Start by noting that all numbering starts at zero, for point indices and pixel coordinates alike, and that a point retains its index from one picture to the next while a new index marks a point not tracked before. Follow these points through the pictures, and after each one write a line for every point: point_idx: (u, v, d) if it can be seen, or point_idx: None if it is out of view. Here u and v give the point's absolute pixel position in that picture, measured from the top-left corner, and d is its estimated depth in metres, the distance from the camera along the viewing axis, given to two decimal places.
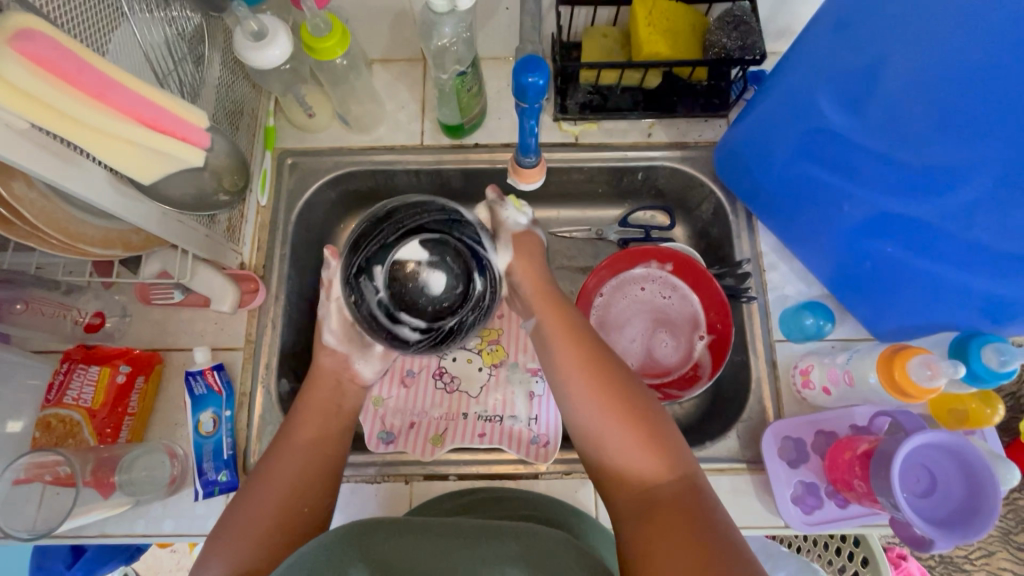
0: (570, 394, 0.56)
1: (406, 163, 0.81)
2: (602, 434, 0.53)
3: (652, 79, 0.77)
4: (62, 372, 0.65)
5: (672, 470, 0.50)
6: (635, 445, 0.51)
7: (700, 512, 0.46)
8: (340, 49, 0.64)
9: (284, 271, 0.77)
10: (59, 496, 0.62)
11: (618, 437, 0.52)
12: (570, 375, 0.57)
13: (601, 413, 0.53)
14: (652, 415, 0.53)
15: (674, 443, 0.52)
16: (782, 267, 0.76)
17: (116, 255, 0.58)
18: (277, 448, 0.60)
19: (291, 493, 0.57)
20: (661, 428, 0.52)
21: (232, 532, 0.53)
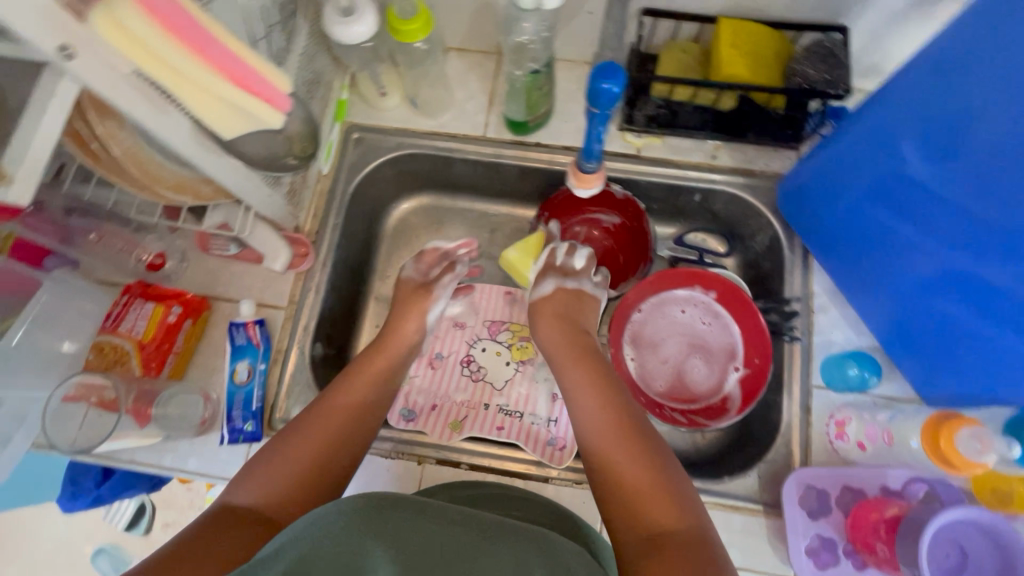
0: (590, 424, 0.59)
1: (467, 152, 0.83)
2: (618, 470, 0.54)
3: (725, 101, 0.75)
4: (121, 303, 0.69)
5: (677, 509, 0.50)
6: (645, 484, 0.52)
7: (701, 554, 0.46)
8: (421, 34, 0.65)
9: (334, 240, 0.80)
10: (101, 418, 0.66)
11: (631, 471, 0.54)
12: (597, 414, 0.60)
13: (622, 450, 0.56)
14: (666, 464, 0.54)
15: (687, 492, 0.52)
16: (832, 311, 0.73)
17: (185, 203, 0.61)
18: (283, 438, 0.58)
19: (300, 476, 0.55)
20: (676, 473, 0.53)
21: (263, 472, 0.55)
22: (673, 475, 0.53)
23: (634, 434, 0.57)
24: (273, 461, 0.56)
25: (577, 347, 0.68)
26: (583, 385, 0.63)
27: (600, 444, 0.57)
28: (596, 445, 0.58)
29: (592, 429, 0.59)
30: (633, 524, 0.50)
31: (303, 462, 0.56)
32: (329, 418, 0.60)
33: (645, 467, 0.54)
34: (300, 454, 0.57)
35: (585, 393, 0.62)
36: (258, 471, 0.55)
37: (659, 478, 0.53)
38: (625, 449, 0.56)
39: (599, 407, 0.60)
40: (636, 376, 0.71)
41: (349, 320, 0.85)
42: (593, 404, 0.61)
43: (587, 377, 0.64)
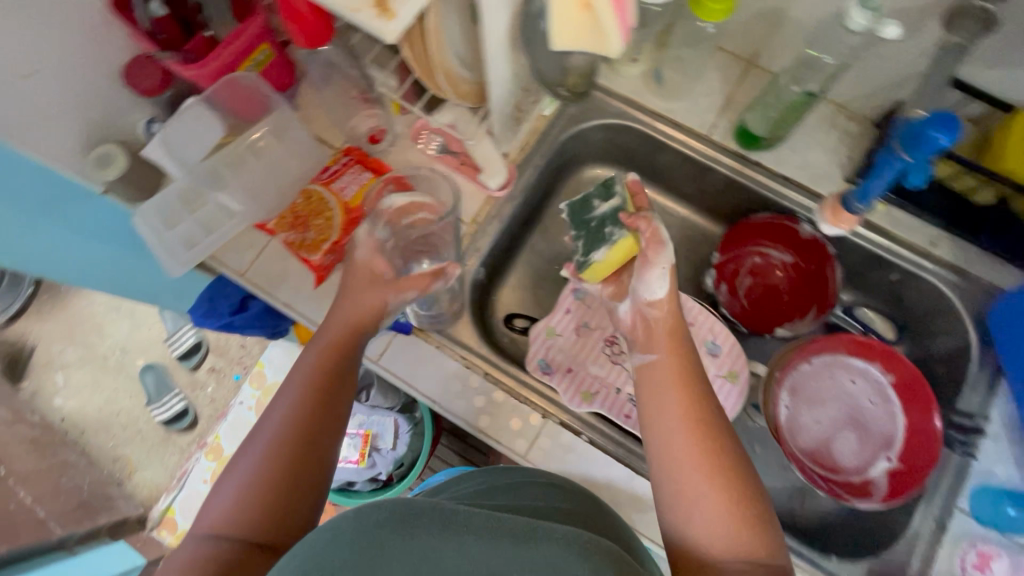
0: (671, 419, 0.56)
1: (684, 146, 0.82)
2: (683, 474, 0.53)
3: (983, 195, 0.71)
4: (340, 163, 0.72)
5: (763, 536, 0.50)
6: (728, 506, 0.51)
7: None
8: (721, 16, 0.64)
9: (530, 180, 0.81)
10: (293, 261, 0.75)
11: (709, 501, 0.51)
12: (680, 420, 0.56)
13: (701, 471, 0.52)
14: (747, 479, 0.53)
15: (764, 513, 0.52)
16: (1002, 443, 0.69)
17: (445, 92, 0.64)
18: (286, 391, 0.58)
19: (316, 435, 0.55)
20: (754, 489, 0.52)
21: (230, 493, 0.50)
22: (756, 499, 0.52)
23: (721, 453, 0.53)
24: (272, 435, 0.54)
25: (677, 347, 0.63)
26: (679, 386, 0.59)
27: (677, 451, 0.54)
28: (670, 438, 0.55)
29: (666, 428, 0.56)
30: (700, 530, 0.51)
31: (303, 423, 0.55)
32: (299, 398, 0.57)
33: (716, 478, 0.52)
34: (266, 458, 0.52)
35: (671, 404, 0.57)
36: (241, 469, 0.52)
37: (734, 497, 0.51)
38: (699, 460, 0.53)
39: (682, 413, 0.56)
40: (784, 423, 0.70)
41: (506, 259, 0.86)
42: (676, 398, 0.57)
43: (674, 369, 0.60)
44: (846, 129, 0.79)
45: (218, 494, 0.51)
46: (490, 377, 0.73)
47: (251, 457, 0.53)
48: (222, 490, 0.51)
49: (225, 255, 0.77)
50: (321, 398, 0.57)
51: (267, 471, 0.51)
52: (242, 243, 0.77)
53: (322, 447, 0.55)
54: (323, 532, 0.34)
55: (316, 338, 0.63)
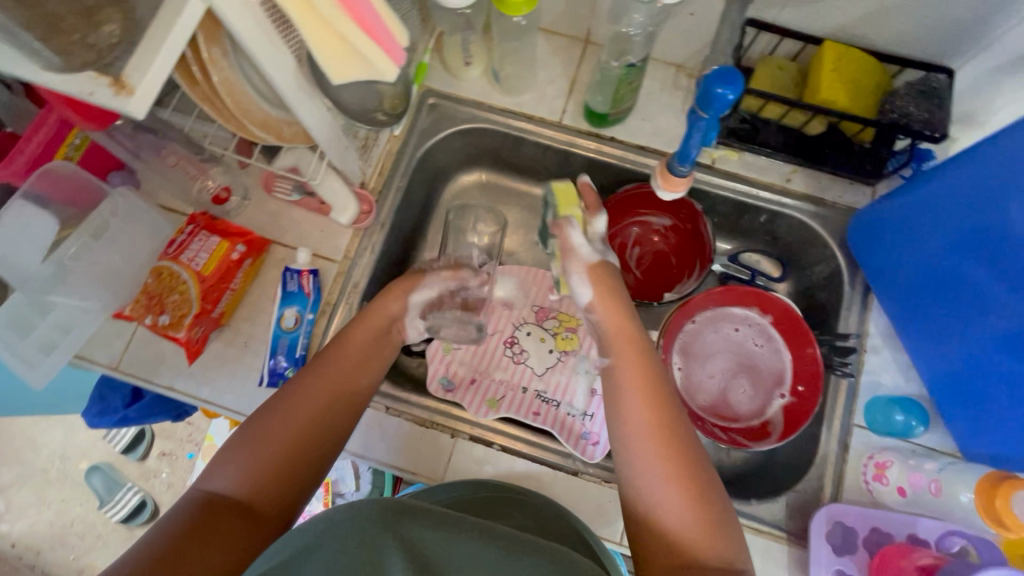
0: (630, 415, 0.56)
1: (540, 136, 0.82)
2: (652, 485, 0.51)
3: (814, 126, 0.74)
4: (186, 233, 0.70)
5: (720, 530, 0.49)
6: (688, 492, 0.50)
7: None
8: (525, 8, 0.65)
9: (396, 203, 0.79)
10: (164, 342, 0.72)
11: (667, 494, 0.50)
12: (643, 433, 0.54)
13: (661, 459, 0.52)
14: (707, 469, 0.52)
15: (729, 516, 0.51)
16: (884, 353, 0.72)
17: (267, 141, 0.61)
18: (302, 385, 0.58)
19: (317, 438, 0.56)
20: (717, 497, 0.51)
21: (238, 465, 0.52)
22: (705, 484, 0.51)
23: (689, 463, 0.51)
24: (284, 420, 0.55)
25: (635, 348, 0.61)
26: (637, 389, 0.57)
27: (638, 439, 0.54)
28: (634, 450, 0.53)
29: (626, 423, 0.55)
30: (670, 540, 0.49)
31: (309, 421, 0.56)
32: (315, 392, 0.58)
33: (683, 486, 0.50)
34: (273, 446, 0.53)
35: (631, 395, 0.57)
36: (245, 443, 0.53)
37: (696, 486, 0.50)
38: (666, 470, 0.51)
39: (643, 407, 0.55)
40: (681, 385, 0.72)
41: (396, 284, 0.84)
42: (639, 406, 0.55)
43: (635, 374, 0.58)
44: (687, 88, 0.81)
45: (229, 456, 0.53)
46: (392, 410, 0.71)
47: (260, 438, 0.54)
48: (227, 457, 0.53)
49: (92, 351, 0.72)
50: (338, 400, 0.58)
51: (266, 454, 0.53)
52: (108, 334, 0.73)
53: (319, 449, 0.55)
54: (321, 530, 0.43)
55: (350, 332, 0.64)
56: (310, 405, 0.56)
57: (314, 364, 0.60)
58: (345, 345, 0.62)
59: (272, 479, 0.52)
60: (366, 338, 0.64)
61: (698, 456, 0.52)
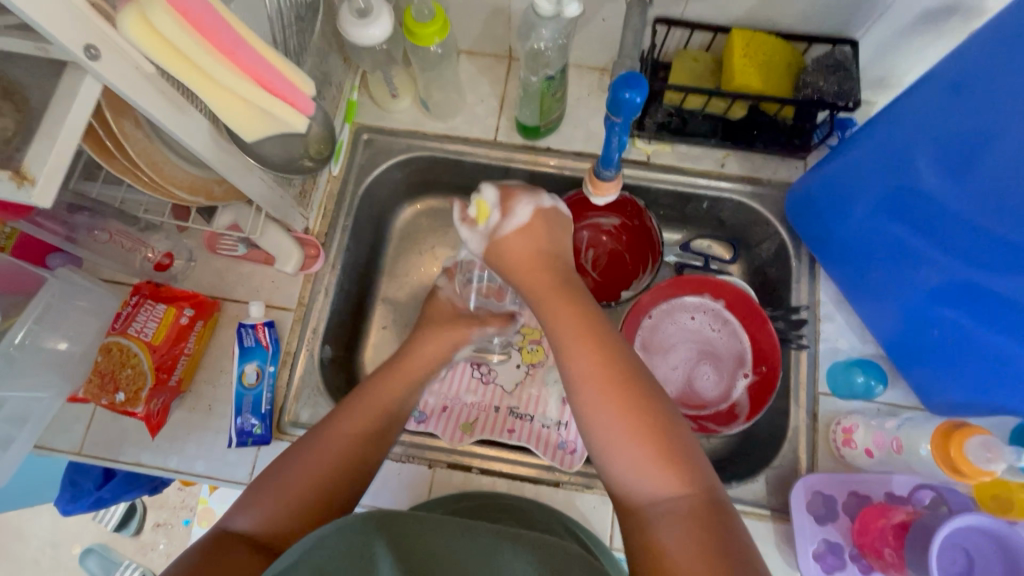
0: (580, 375, 0.52)
1: (478, 156, 0.83)
2: (614, 433, 0.49)
3: (737, 111, 0.76)
4: (130, 305, 0.68)
5: (687, 479, 0.46)
6: (649, 445, 0.47)
7: (716, 527, 0.44)
8: (438, 37, 0.66)
9: (344, 242, 0.79)
10: (124, 417, 0.71)
11: (630, 449, 0.48)
12: (595, 383, 0.51)
13: (617, 417, 0.49)
14: (669, 416, 0.49)
15: (698, 454, 0.48)
16: (838, 319, 0.74)
17: (198, 202, 0.61)
18: (329, 424, 0.58)
19: (341, 469, 0.55)
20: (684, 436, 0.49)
21: (270, 490, 0.52)
22: (667, 434, 0.48)
23: (646, 404, 0.49)
24: (307, 458, 0.55)
25: (562, 295, 0.58)
26: (579, 338, 0.53)
27: (588, 391, 0.51)
28: (590, 402, 0.50)
29: (580, 378, 0.52)
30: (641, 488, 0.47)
31: (335, 459, 0.55)
32: (354, 422, 0.58)
33: (647, 425, 0.48)
34: (296, 475, 0.53)
35: (580, 354, 0.53)
36: (271, 482, 0.53)
37: (659, 445, 0.48)
38: (626, 415, 0.49)
39: (591, 362, 0.52)
40: None
41: (357, 322, 0.84)
42: (585, 357, 0.52)
43: (578, 324, 0.55)
44: None
45: (262, 489, 0.52)
46: None
47: (294, 468, 0.54)
48: (259, 491, 0.52)
49: (53, 439, 0.71)
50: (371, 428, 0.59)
51: (292, 488, 0.52)
52: (67, 419, 0.72)
53: (350, 483, 0.55)
54: (318, 538, 0.44)
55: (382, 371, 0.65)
56: (340, 439, 0.57)
57: (342, 407, 0.60)
58: (377, 386, 0.63)
59: (295, 514, 0.52)
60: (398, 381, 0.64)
61: (656, 395, 0.50)
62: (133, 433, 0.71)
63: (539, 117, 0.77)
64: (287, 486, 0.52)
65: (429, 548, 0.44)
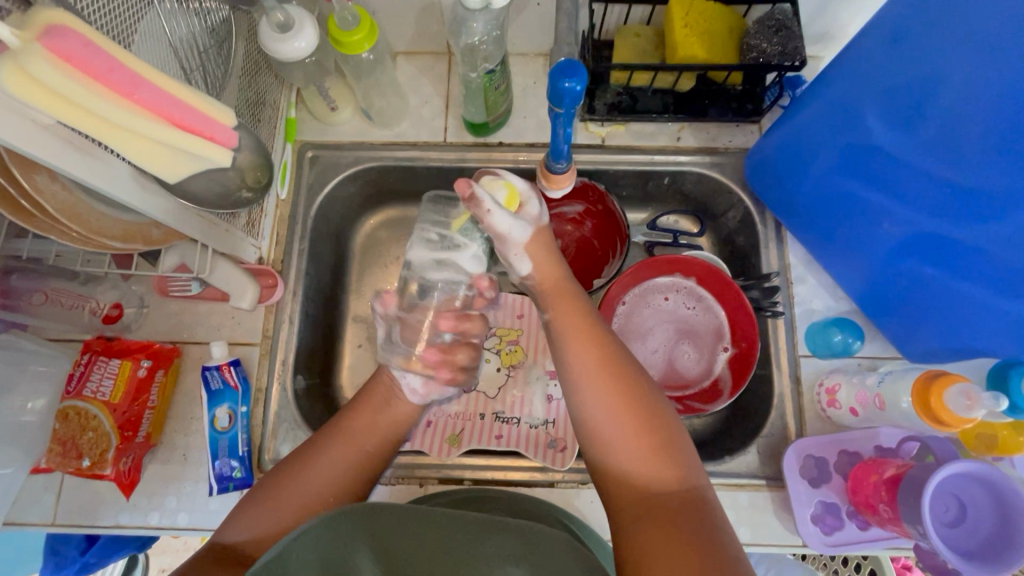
0: (577, 373, 0.53)
1: (429, 159, 0.80)
2: (608, 432, 0.50)
3: (685, 83, 0.75)
4: (82, 364, 0.65)
5: (672, 473, 0.48)
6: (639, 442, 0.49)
7: (700, 519, 0.45)
8: (367, 43, 0.62)
9: (302, 267, 0.76)
10: (96, 480, 0.67)
11: (620, 443, 0.49)
12: (592, 385, 0.51)
13: (611, 410, 0.50)
14: (661, 411, 0.50)
15: (684, 447, 0.50)
16: (809, 280, 0.74)
17: (137, 249, 0.57)
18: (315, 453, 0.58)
19: (324, 493, 0.56)
20: (677, 432, 0.50)
21: (261, 499, 0.55)
22: (654, 426, 0.49)
23: (637, 401, 0.50)
24: (302, 480, 0.56)
25: (562, 292, 0.58)
26: (575, 340, 0.54)
27: (583, 386, 0.52)
28: (586, 401, 0.52)
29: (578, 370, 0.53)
30: (631, 479, 0.49)
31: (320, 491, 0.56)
32: (342, 445, 0.59)
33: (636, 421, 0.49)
34: (290, 492, 0.55)
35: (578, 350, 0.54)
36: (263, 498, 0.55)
37: (650, 440, 0.49)
38: (619, 412, 0.50)
39: (585, 358, 0.53)
40: None
41: (329, 346, 0.82)
42: (580, 350, 0.53)
43: (574, 323, 0.55)
44: None
45: (252, 502, 0.55)
46: None
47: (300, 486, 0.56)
48: (250, 505, 0.54)
49: (21, 514, 0.67)
50: (364, 454, 0.60)
51: (286, 506, 0.54)
52: (34, 490, 0.68)
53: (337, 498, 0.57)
54: (296, 536, 0.44)
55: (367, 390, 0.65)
56: (335, 458, 0.58)
57: (334, 429, 0.60)
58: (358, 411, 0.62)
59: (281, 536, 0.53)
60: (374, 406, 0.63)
61: (646, 389, 0.51)
62: (107, 496, 0.68)
63: (486, 113, 0.75)
64: (284, 501, 0.55)
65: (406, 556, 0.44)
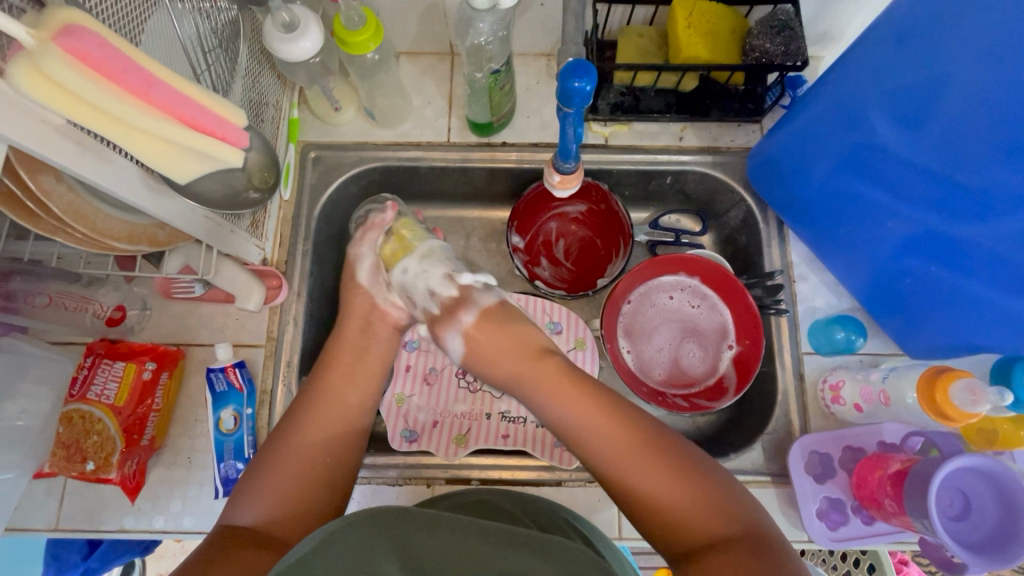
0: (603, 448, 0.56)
1: (433, 160, 0.80)
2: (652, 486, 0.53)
3: (687, 82, 0.75)
4: (86, 367, 0.65)
5: (720, 509, 0.51)
6: (679, 485, 0.53)
7: (764, 545, 0.48)
8: (373, 43, 0.62)
9: (306, 268, 0.76)
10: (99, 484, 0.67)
11: (665, 486, 0.53)
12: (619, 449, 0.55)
13: (644, 464, 0.54)
14: (685, 452, 0.55)
15: (718, 479, 0.54)
16: (812, 278, 0.75)
17: (142, 250, 0.57)
18: (293, 440, 0.61)
19: (314, 470, 0.59)
20: (707, 473, 0.54)
21: (264, 481, 0.57)
22: (684, 464, 0.54)
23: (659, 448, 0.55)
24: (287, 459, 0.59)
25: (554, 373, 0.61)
26: (573, 404, 0.58)
27: (614, 451, 0.55)
28: (626, 474, 0.54)
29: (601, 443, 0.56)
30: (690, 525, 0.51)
31: (315, 457, 0.60)
32: (323, 424, 0.63)
33: (687, 486, 0.53)
34: (289, 475, 0.58)
35: (587, 420, 0.57)
36: (264, 480, 0.58)
37: (690, 480, 0.53)
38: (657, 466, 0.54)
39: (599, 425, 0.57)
40: (635, 367, 0.74)
41: None
42: (589, 417, 0.57)
43: (572, 398, 0.59)
44: None
45: (255, 480, 0.58)
46: (360, 479, 0.69)
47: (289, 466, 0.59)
48: (254, 486, 0.57)
49: (24, 519, 0.67)
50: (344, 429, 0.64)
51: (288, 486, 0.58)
52: (37, 495, 0.67)
53: (332, 474, 0.60)
54: (332, 530, 0.47)
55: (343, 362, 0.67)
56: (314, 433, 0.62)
57: (303, 412, 0.63)
58: (330, 387, 0.65)
59: (293, 514, 0.57)
60: (339, 374, 0.66)
61: (662, 434, 0.56)
62: (111, 499, 0.67)
63: (491, 113, 0.75)
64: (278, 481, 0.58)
65: (424, 554, 0.45)
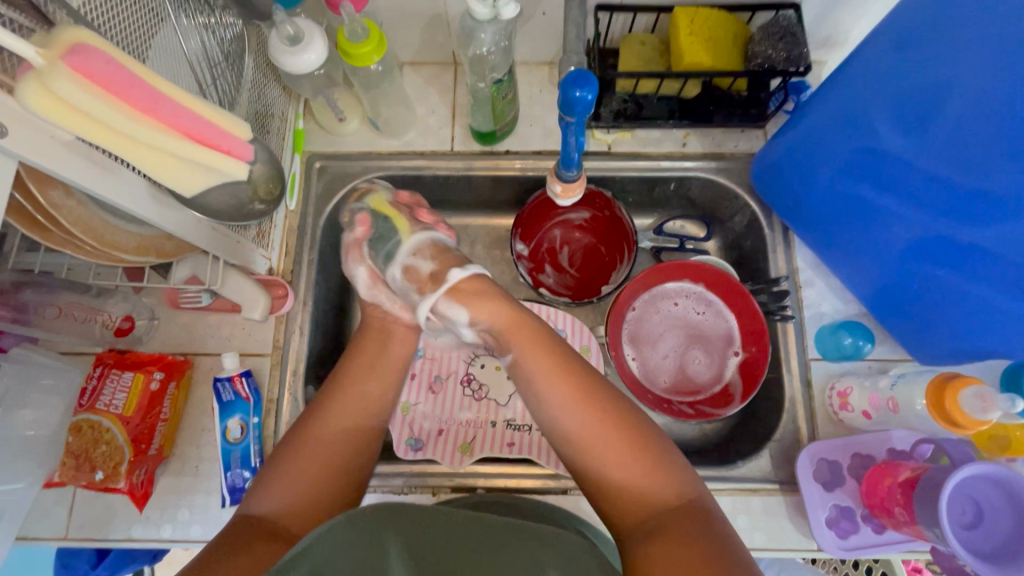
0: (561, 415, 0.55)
1: (436, 168, 0.80)
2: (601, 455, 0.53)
3: (690, 89, 0.76)
4: (95, 377, 0.65)
5: (666, 481, 0.51)
6: (629, 456, 0.52)
7: (699, 524, 0.48)
8: (376, 55, 0.63)
9: (312, 277, 0.76)
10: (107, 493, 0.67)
11: (614, 458, 0.53)
12: (576, 415, 0.54)
13: (602, 433, 0.53)
14: (640, 425, 0.54)
15: (670, 455, 0.53)
16: (818, 284, 0.74)
17: (150, 261, 0.58)
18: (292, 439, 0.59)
19: (330, 466, 0.58)
20: (660, 448, 0.53)
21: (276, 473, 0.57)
22: (638, 435, 0.53)
23: (615, 421, 0.54)
24: (306, 454, 0.58)
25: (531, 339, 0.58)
26: (537, 365, 0.57)
27: (570, 420, 0.55)
28: (579, 439, 0.54)
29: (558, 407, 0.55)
30: (632, 495, 0.52)
31: (332, 453, 0.59)
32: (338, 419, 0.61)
33: (659, 489, 0.51)
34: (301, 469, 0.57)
35: (552, 385, 0.56)
36: (277, 476, 0.57)
37: (640, 450, 0.53)
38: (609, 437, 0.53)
39: (560, 391, 0.55)
40: (640, 374, 0.74)
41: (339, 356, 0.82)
42: (554, 383, 0.56)
43: (539, 362, 0.57)
44: None
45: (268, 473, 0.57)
46: (367, 487, 0.69)
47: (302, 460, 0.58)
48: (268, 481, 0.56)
49: (33, 528, 0.67)
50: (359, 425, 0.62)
51: (303, 483, 0.56)
52: (46, 504, 0.68)
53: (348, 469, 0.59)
54: (328, 526, 0.46)
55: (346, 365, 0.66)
56: (332, 430, 0.60)
57: (315, 410, 0.62)
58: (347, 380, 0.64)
59: (308, 512, 0.55)
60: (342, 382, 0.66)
61: (622, 406, 0.55)
62: (119, 508, 0.68)
63: (495, 121, 0.75)
64: (293, 477, 0.56)
65: (428, 548, 0.45)
